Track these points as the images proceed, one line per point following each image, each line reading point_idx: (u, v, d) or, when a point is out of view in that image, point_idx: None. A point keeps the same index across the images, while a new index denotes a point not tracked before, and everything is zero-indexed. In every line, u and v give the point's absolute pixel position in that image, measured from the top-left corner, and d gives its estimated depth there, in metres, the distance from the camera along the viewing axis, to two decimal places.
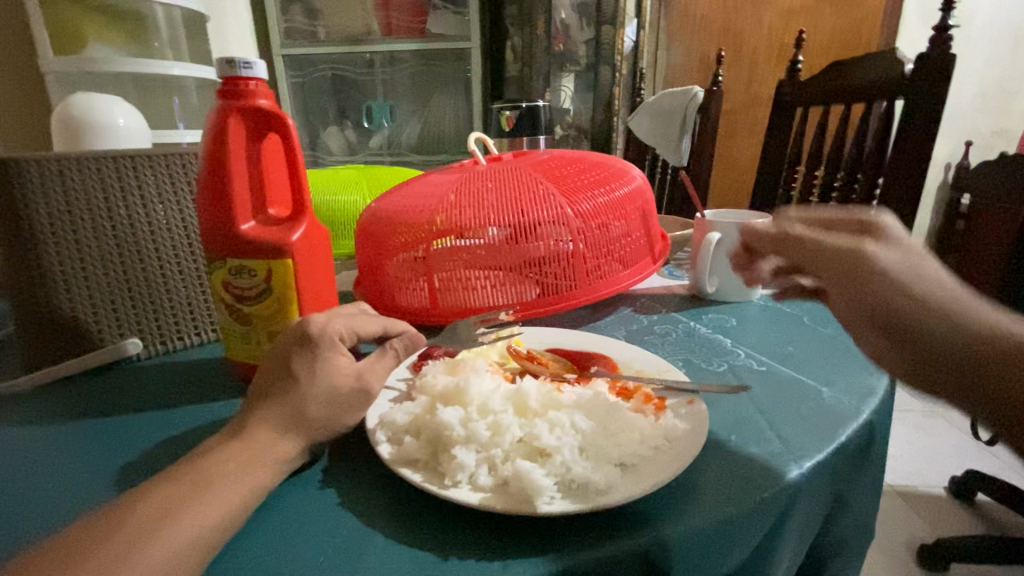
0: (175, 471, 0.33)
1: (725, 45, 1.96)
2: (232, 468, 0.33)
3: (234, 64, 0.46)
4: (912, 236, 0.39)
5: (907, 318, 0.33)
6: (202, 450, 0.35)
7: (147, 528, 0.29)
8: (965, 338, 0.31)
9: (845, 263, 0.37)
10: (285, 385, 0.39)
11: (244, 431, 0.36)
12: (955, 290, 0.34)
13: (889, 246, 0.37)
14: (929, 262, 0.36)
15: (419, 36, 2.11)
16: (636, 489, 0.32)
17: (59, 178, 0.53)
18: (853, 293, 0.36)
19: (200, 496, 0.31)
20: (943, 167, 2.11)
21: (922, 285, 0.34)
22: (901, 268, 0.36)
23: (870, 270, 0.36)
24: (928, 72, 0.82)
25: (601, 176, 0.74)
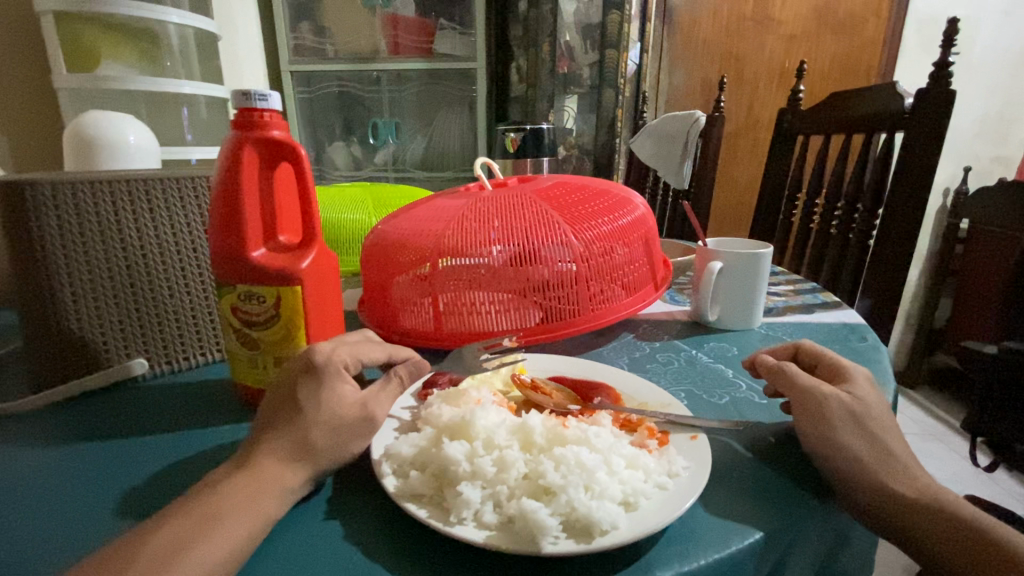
0: (186, 504, 0.33)
1: (727, 70, 2.00)
2: (242, 499, 0.34)
3: (249, 96, 0.48)
4: (873, 393, 0.44)
5: (844, 461, 0.40)
6: (211, 481, 0.36)
7: (160, 563, 0.29)
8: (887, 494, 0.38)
9: (810, 405, 0.43)
10: (294, 413, 0.39)
11: (253, 461, 0.37)
12: (888, 443, 0.41)
13: (846, 396, 0.43)
14: (872, 419, 0.42)
15: (426, 54, 2.14)
16: (637, 531, 0.33)
17: (74, 201, 0.53)
18: (808, 430, 0.42)
19: (209, 530, 0.31)
20: (943, 192, 2.10)
21: (863, 436, 0.41)
22: (851, 418, 0.42)
23: (821, 419, 0.42)
24: (928, 106, 0.84)
25: (604, 204, 0.75)
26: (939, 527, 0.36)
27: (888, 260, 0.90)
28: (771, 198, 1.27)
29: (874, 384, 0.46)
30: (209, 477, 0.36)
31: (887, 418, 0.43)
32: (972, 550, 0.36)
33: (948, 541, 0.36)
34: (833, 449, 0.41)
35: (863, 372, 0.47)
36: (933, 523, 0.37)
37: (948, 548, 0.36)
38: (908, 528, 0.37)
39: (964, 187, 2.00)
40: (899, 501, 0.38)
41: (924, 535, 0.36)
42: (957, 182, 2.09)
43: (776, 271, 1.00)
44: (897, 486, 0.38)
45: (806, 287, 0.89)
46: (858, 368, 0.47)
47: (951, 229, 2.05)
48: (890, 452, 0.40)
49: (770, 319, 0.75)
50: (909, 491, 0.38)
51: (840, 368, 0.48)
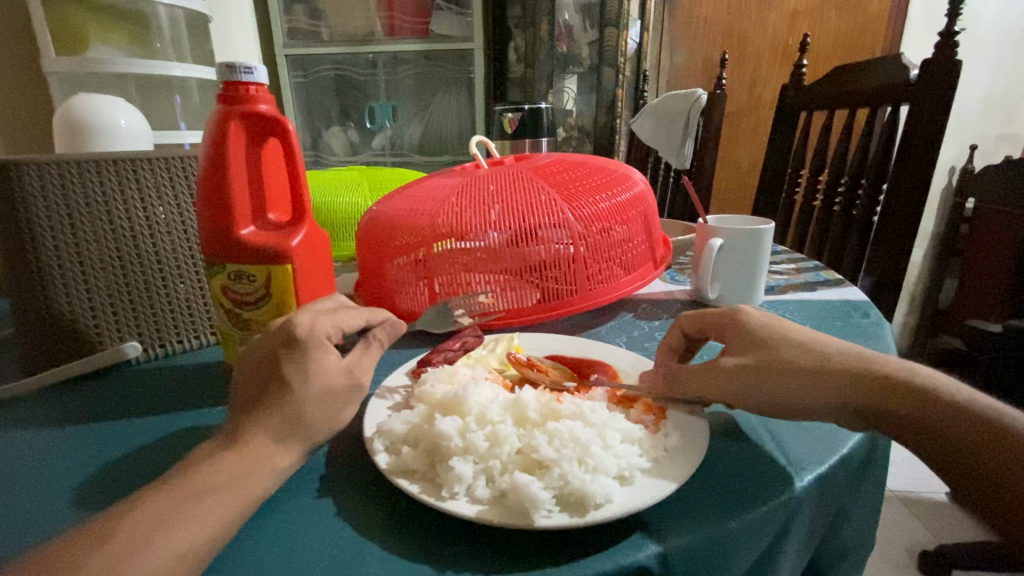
0: (171, 482, 0.33)
1: (729, 48, 1.97)
2: (228, 477, 0.33)
3: (234, 68, 0.46)
4: (771, 330, 0.43)
5: (817, 397, 0.40)
6: (199, 458, 0.35)
7: (139, 542, 0.28)
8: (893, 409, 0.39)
9: (736, 380, 0.41)
10: (280, 387, 0.38)
11: (241, 438, 0.36)
12: (852, 356, 0.41)
13: (750, 359, 0.42)
14: (799, 358, 0.41)
15: (422, 36, 2.10)
16: (637, 501, 0.32)
17: (59, 180, 0.52)
18: (754, 399, 0.41)
19: (192, 509, 0.31)
20: (948, 171, 2.07)
21: (812, 372, 0.40)
22: (783, 369, 0.41)
23: (752, 391, 0.41)
24: (935, 77, 0.81)
25: (603, 180, 0.73)
26: (945, 423, 0.39)
27: (892, 237, 0.88)
28: (773, 178, 1.26)
29: (772, 318, 0.45)
30: (197, 454, 0.36)
31: (817, 342, 0.42)
32: (983, 440, 0.38)
33: (952, 437, 0.38)
34: (802, 391, 0.40)
35: (752, 314, 0.45)
36: (937, 423, 0.38)
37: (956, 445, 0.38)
38: (917, 436, 0.39)
39: (971, 166, 1.98)
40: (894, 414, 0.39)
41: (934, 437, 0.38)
42: (963, 160, 2.06)
43: (778, 250, 0.99)
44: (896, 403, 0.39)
45: (808, 265, 0.87)
46: (745, 312, 0.45)
47: (956, 208, 2.03)
48: (862, 360, 0.41)
49: (772, 298, 0.74)
50: (910, 401, 0.39)
51: (724, 326, 0.45)
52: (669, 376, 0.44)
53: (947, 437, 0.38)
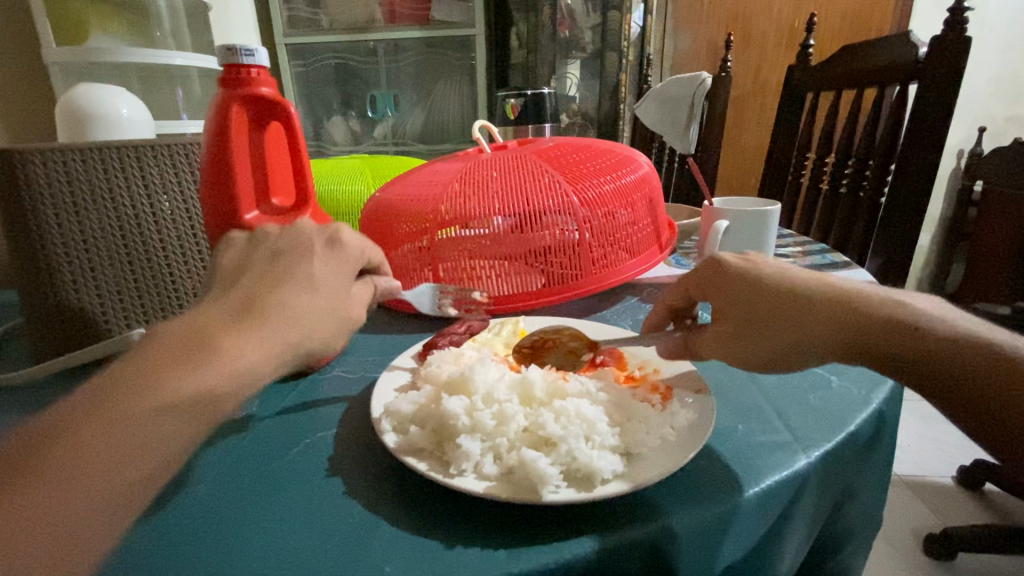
0: (106, 396, 0.27)
1: (734, 31, 1.95)
2: (175, 406, 0.28)
3: (234, 51, 0.46)
4: (764, 280, 0.40)
5: (812, 344, 0.39)
6: (147, 358, 0.29)
7: (58, 496, 0.24)
8: (895, 352, 0.39)
9: (725, 334, 0.41)
10: (278, 299, 0.34)
11: (213, 349, 0.30)
12: (844, 293, 0.39)
13: (740, 316, 0.40)
14: (795, 309, 0.39)
15: (422, 22, 2.08)
16: (650, 474, 0.32)
17: (64, 169, 0.53)
18: (746, 353, 0.40)
19: (125, 452, 0.26)
20: (956, 154, 2.05)
21: (805, 323, 0.38)
22: (774, 322, 0.39)
23: (742, 347, 0.40)
24: (943, 54, 0.80)
25: (608, 163, 0.73)
26: (952, 361, 0.38)
27: (900, 219, 0.87)
28: (780, 160, 1.24)
29: (752, 262, 0.42)
30: (146, 348, 0.30)
31: (806, 284, 0.40)
32: (988, 373, 0.38)
33: (959, 372, 0.38)
34: (796, 339, 0.38)
35: (730, 260, 0.42)
36: (943, 362, 0.38)
37: (960, 381, 0.38)
38: (919, 374, 0.39)
39: (979, 149, 1.96)
40: (897, 358, 0.39)
41: (939, 374, 0.38)
42: (971, 143, 2.04)
43: (784, 233, 0.98)
44: (897, 347, 0.39)
45: (814, 248, 0.87)
46: (722, 260, 0.42)
47: (964, 192, 2.01)
48: (855, 298, 0.39)
49: None
50: (913, 344, 0.39)
51: (712, 283, 0.42)
52: (687, 344, 0.45)
53: (949, 375, 0.38)
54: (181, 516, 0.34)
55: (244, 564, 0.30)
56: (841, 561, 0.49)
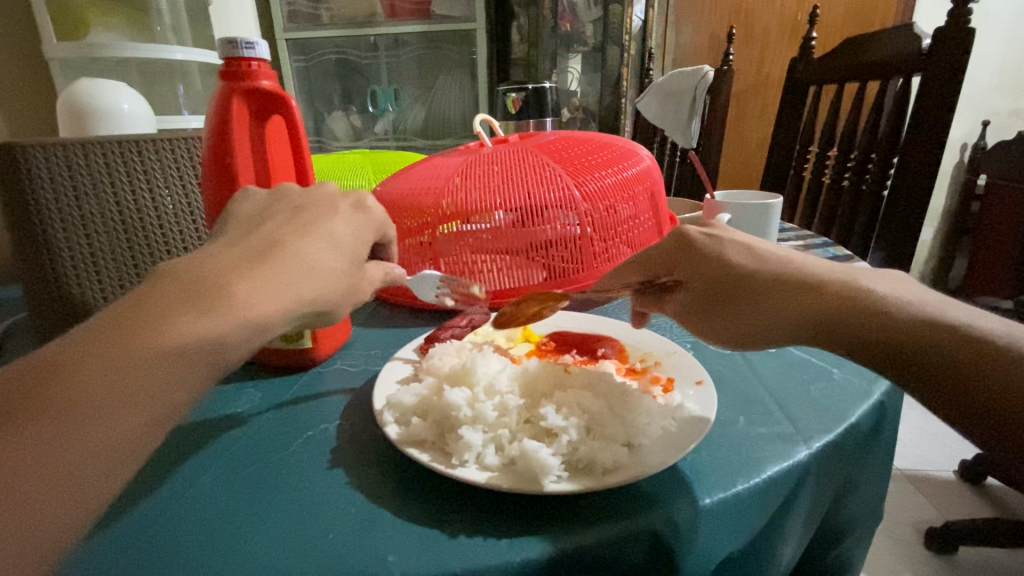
0: (109, 335, 0.26)
1: (736, 24, 1.94)
2: (182, 349, 0.27)
3: (235, 44, 0.46)
4: (720, 253, 0.40)
5: (761, 323, 0.38)
6: (157, 297, 0.28)
7: (76, 427, 0.24)
8: (862, 335, 0.34)
9: (690, 307, 0.42)
10: (289, 259, 0.34)
11: (223, 296, 0.30)
12: (802, 271, 0.37)
13: (695, 287, 0.41)
14: (743, 280, 0.38)
15: (423, 16, 2.07)
16: (651, 464, 0.33)
17: (65, 162, 0.53)
18: (709, 327, 0.41)
19: (130, 394, 0.25)
20: (960, 147, 2.04)
21: (755, 295, 0.38)
22: (727, 294, 0.39)
23: (701, 316, 0.41)
24: (946, 46, 0.79)
25: (609, 157, 0.73)
26: (935, 352, 0.32)
27: (902, 212, 0.87)
28: (782, 153, 1.24)
29: (718, 236, 0.40)
30: (152, 290, 0.29)
31: (765, 260, 0.38)
32: (984, 371, 0.30)
33: (941, 366, 0.32)
34: (745, 317, 0.38)
35: (698, 232, 0.41)
36: (924, 353, 0.32)
37: (944, 378, 0.31)
38: (895, 365, 0.33)
39: (982, 143, 1.95)
40: (866, 342, 0.34)
41: (920, 366, 0.32)
42: (975, 136, 2.03)
43: (786, 227, 0.98)
44: (866, 330, 0.34)
45: (817, 242, 0.87)
46: (689, 233, 0.41)
47: (967, 186, 2.00)
48: (811, 277, 0.37)
49: None
50: (883, 328, 0.34)
51: (677, 256, 0.42)
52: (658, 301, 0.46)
53: (930, 368, 0.32)
54: (183, 504, 0.34)
55: (252, 550, 0.30)
56: (841, 552, 0.49)
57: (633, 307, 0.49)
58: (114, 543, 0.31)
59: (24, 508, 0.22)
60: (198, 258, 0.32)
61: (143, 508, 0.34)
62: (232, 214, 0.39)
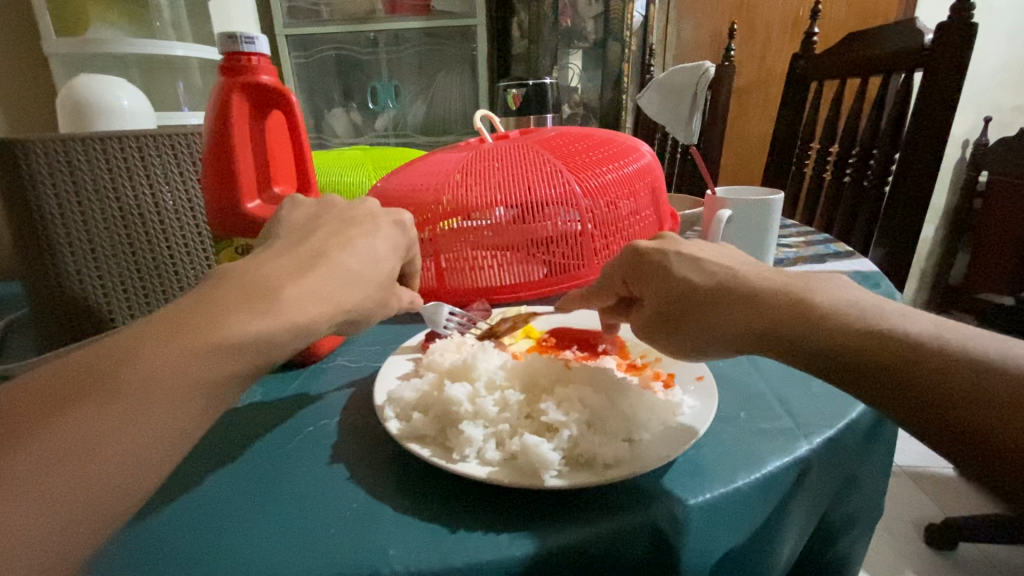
0: (171, 326, 0.27)
1: (737, 20, 1.93)
2: (232, 346, 0.28)
3: (235, 39, 0.46)
4: (672, 264, 0.40)
5: (715, 337, 0.37)
6: (217, 296, 0.30)
7: (131, 413, 0.25)
8: (812, 340, 0.33)
9: (650, 322, 0.41)
10: (332, 268, 0.35)
11: (273, 297, 0.31)
12: (751, 283, 0.37)
13: (653, 297, 0.41)
14: (694, 288, 0.38)
15: (423, 12, 2.06)
16: (647, 462, 0.32)
17: (65, 158, 0.53)
18: (668, 344, 0.41)
19: (181, 387, 0.26)
20: (961, 144, 2.03)
21: (708, 303, 0.37)
22: (681, 303, 0.39)
23: (661, 329, 0.40)
24: (948, 42, 0.79)
25: (609, 152, 0.72)
26: (886, 354, 0.31)
27: (904, 209, 0.87)
28: (784, 150, 1.24)
29: (670, 249, 0.41)
30: (211, 290, 0.30)
31: (714, 273, 0.38)
32: (934, 372, 0.29)
33: (891, 368, 0.30)
34: (700, 332, 0.38)
35: (650, 247, 0.42)
36: (874, 356, 0.31)
37: (897, 381, 0.30)
38: (851, 370, 0.31)
39: (984, 140, 1.94)
40: (817, 348, 0.33)
41: (873, 370, 0.31)
42: (977, 133, 2.02)
43: (787, 223, 0.98)
44: (816, 336, 0.33)
45: (818, 238, 0.87)
46: (641, 248, 0.42)
47: (969, 183, 2.00)
48: (761, 288, 0.37)
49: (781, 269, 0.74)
50: (833, 332, 0.33)
51: (638, 269, 0.43)
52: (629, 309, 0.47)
53: (881, 370, 0.30)
54: (203, 497, 0.35)
55: (262, 543, 0.31)
56: (841, 548, 0.49)
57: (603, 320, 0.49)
58: (143, 532, 0.32)
59: (67, 494, 0.23)
60: (256, 264, 0.33)
61: (161, 503, 0.34)
62: (277, 225, 0.40)
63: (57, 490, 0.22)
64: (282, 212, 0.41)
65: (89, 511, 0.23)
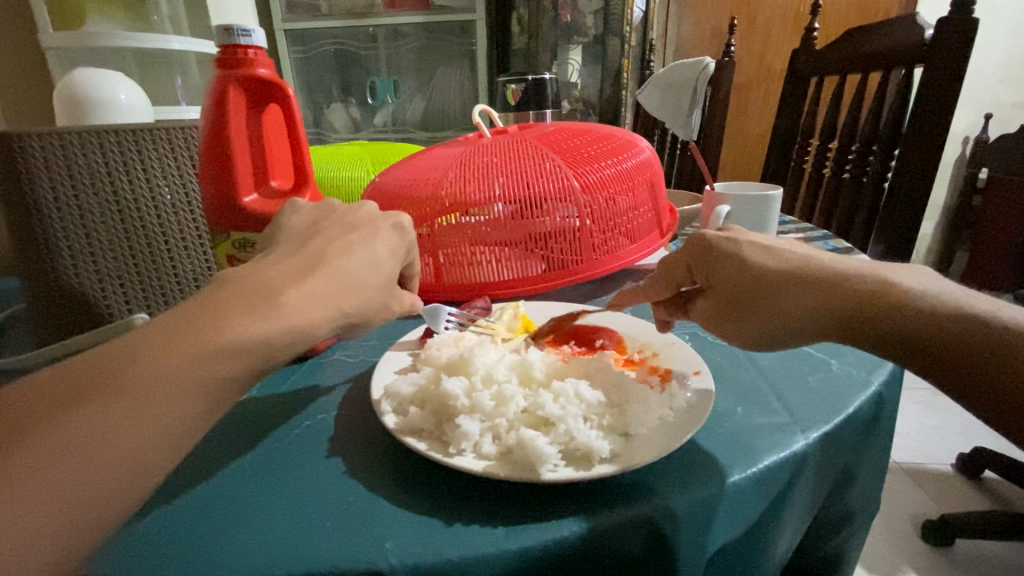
0: (175, 327, 0.28)
1: (737, 17, 1.93)
2: (234, 349, 0.28)
3: (231, 32, 0.46)
4: (746, 254, 0.39)
5: (804, 327, 0.37)
6: (219, 299, 0.30)
7: (130, 418, 0.25)
8: (902, 329, 0.35)
9: (715, 311, 0.41)
10: (333, 270, 0.35)
11: (273, 300, 0.31)
12: (836, 271, 0.37)
13: (725, 290, 0.39)
14: (777, 281, 0.37)
15: (422, 7, 2.05)
16: (653, 453, 0.33)
17: (61, 151, 0.52)
18: (736, 334, 0.40)
19: (181, 391, 0.26)
20: (962, 141, 2.03)
21: (792, 297, 0.37)
22: (761, 297, 0.38)
23: (730, 319, 0.40)
24: (949, 37, 0.79)
25: (609, 148, 0.72)
26: (976, 343, 0.34)
27: (903, 205, 0.86)
28: (783, 146, 1.24)
29: (740, 240, 0.39)
30: (213, 292, 0.31)
31: (792, 263, 0.38)
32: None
33: (981, 356, 0.33)
34: (775, 323, 0.38)
35: (719, 237, 0.40)
36: (969, 347, 0.34)
37: (989, 368, 0.33)
38: (940, 357, 0.34)
39: (984, 137, 1.94)
40: (908, 339, 0.35)
41: (962, 358, 0.34)
42: (977, 129, 2.02)
43: (786, 219, 0.97)
44: (910, 327, 0.35)
45: (817, 234, 0.86)
46: (712, 236, 0.40)
47: (969, 179, 1.99)
48: (842, 277, 0.37)
49: None
50: (925, 322, 0.35)
51: (706, 261, 0.40)
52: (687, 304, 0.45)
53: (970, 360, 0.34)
54: (202, 491, 0.35)
55: (254, 538, 0.31)
56: (839, 542, 0.49)
57: (659, 317, 0.48)
58: (140, 525, 0.32)
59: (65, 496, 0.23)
60: (255, 267, 0.33)
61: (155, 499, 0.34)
62: (279, 229, 0.40)
63: (57, 489, 0.23)
64: (285, 213, 0.41)
65: (84, 513, 0.23)
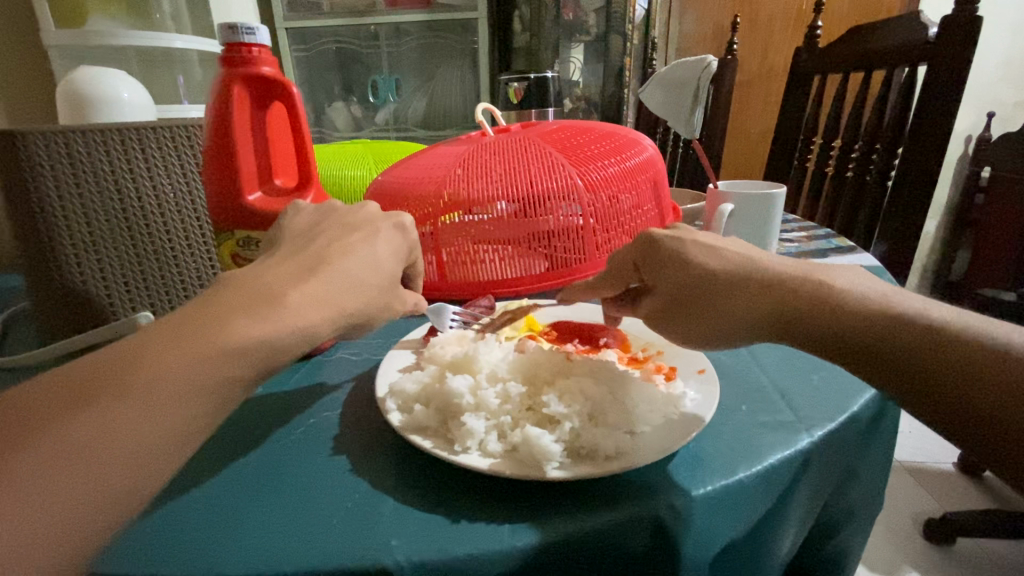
0: (179, 330, 0.28)
1: (739, 15, 1.92)
2: (237, 351, 0.28)
3: (235, 29, 0.46)
4: (685, 252, 0.39)
5: (738, 325, 0.37)
6: (221, 301, 0.30)
7: (135, 420, 0.25)
8: (835, 330, 0.34)
9: (657, 310, 0.41)
10: (335, 269, 0.35)
11: (277, 302, 0.31)
12: (776, 273, 0.37)
13: (664, 288, 0.39)
14: (711, 280, 0.37)
15: (424, 5, 2.05)
16: (656, 451, 0.33)
17: (65, 149, 0.52)
18: (679, 333, 0.40)
19: (183, 393, 0.26)
20: (964, 139, 2.03)
21: (725, 295, 0.37)
22: (697, 295, 0.38)
23: (670, 317, 0.40)
24: (953, 35, 0.79)
25: (611, 146, 0.72)
26: (912, 347, 0.32)
27: (906, 204, 0.86)
28: (786, 144, 1.23)
29: (684, 238, 0.39)
30: (216, 293, 0.31)
31: (731, 262, 0.38)
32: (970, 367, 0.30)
33: (913, 360, 0.32)
34: (710, 322, 0.38)
35: (665, 235, 0.40)
36: (905, 351, 0.32)
37: (923, 373, 0.31)
38: (871, 359, 0.33)
39: (986, 135, 1.93)
40: (836, 339, 0.34)
41: (894, 360, 0.32)
42: (979, 127, 2.02)
43: (788, 218, 0.97)
44: (842, 328, 0.34)
45: (819, 233, 0.86)
46: (658, 235, 0.40)
47: (971, 178, 1.99)
48: (780, 278, 0.36)
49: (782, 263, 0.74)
50: (858, 323, 0.34)
51: (650, 259, 0.41)
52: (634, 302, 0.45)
53: (899, 365, 0.32)
54: (205, 490, 0.35)
55: (260, 536, 0.31)
56: (841, 541, 0.49)
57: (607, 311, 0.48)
58: (145, 525, 0.32)
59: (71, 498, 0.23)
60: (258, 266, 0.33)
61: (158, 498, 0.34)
62: (283, 229, 0.40)
63: (62, 490, 0.23)
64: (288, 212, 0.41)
65: (89, 516, 0.23)
